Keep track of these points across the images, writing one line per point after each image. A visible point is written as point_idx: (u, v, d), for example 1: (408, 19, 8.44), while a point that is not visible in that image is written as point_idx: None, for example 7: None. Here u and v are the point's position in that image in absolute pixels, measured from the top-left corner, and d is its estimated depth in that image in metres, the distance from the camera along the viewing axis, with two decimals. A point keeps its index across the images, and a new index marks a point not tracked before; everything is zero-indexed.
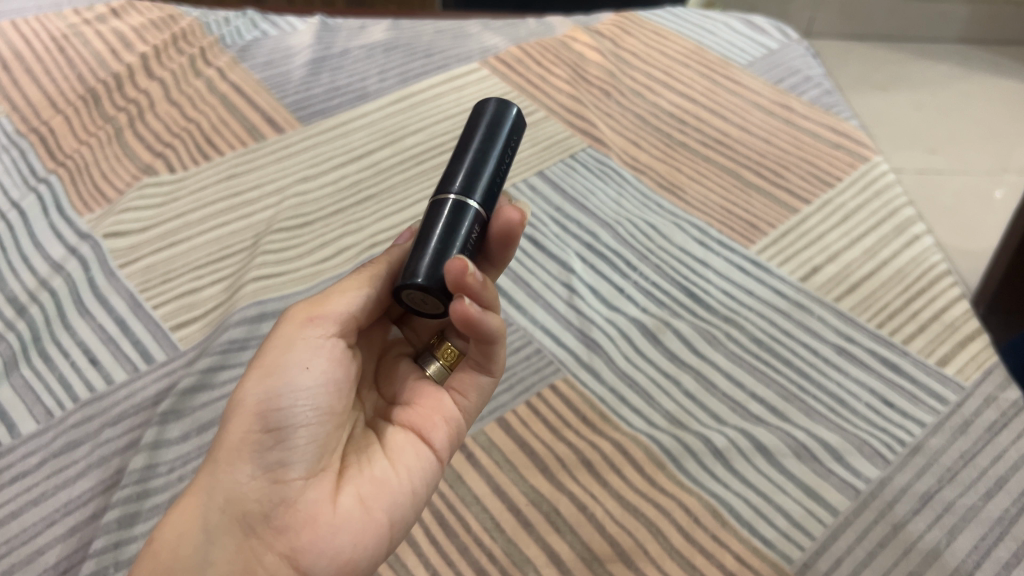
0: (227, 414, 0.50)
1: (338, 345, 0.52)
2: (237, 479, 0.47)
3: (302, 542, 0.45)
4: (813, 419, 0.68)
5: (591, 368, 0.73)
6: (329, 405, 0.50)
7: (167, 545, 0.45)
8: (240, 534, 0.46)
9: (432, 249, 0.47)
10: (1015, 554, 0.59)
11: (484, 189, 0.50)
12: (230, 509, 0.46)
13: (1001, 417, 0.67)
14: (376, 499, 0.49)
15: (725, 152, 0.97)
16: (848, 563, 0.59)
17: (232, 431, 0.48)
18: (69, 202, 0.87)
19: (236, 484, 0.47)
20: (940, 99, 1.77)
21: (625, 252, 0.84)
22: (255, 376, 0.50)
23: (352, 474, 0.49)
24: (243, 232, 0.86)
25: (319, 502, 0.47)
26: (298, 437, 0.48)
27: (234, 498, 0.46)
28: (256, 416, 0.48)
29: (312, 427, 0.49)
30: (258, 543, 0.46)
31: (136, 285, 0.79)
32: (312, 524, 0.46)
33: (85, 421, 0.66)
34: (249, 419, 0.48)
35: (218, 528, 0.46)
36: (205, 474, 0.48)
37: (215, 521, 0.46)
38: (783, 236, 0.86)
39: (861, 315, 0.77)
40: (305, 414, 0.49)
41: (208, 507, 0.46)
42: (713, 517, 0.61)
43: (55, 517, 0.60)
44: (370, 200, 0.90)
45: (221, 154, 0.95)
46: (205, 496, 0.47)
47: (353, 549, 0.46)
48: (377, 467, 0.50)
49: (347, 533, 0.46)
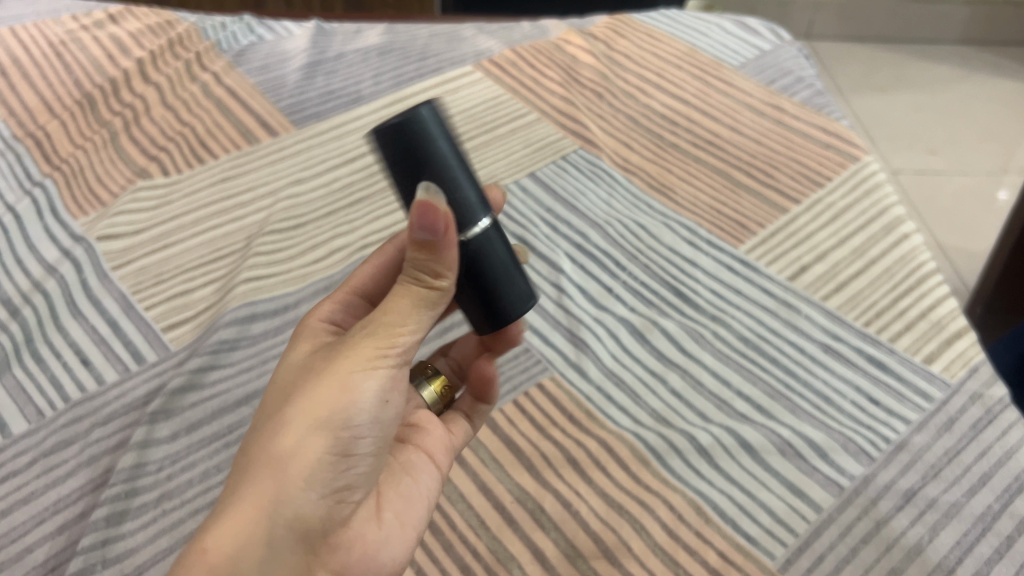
0: (288, 414, 0.44)
1: (403, 375, 0.49)
2: (306, 497, 0.43)
3: (350, 560, 0.46)
4: (798, 417, 0.69)
5: (578, 366, 0.74)
6: (385, 438, 0.49)
7: (225, 551, 0.40)
8: (300, 550, 0.43)
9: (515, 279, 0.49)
10: (997, 550, 0.59)
11: (475, 203, 0.46)
12: (295, 525, 0.43)
13: (986, 414, 0.68)
14: (406, 513, 0.51)
15: (716, 152, 0.97)
16: (831, 559, 0.59)
17: (304, 444, 0.44)
18: (64, 205, 0.88)
19: (303, 501, 0.43)
20: (939, 99, 1.77)
21: (615, 253, 0.85)
22: (333, 394, 0.45)
23: (387, 494, 0.51)
24: (236, 234, 0.87)
25: (367, 521, 0.48)
26: (357, 465, 0.47)
27: (302, 515, 0.43)
28: (332, 439, 0.45)
29: (367, 458, 0.48)
30: (313, 560, 0.44)
31: (129, 287, 0.80)
32: (359, 542, 0.47)
33: (76, 421, 0.67)
34: (324, 438, 0.44)
35: (284, 544, 0.42)
36: (267, 476, 0.43)
37: (283, 536, 0.42)
38: (772, 235, 0.86)
39: (848, 313, 0.77)
40: (369, 446, 0.47)
41: (274, 518, 0.42)
42: (696, 515, 0.62)
43: (44, 515, 0.61)
44: (363, 201, 0.91)
45: (215, 158, 0.96)
46: (271, 505, 0.42)
47: (390, 565, 0.49)
48: (404, 483, 0.52)
49: (385, 549, 0.48)
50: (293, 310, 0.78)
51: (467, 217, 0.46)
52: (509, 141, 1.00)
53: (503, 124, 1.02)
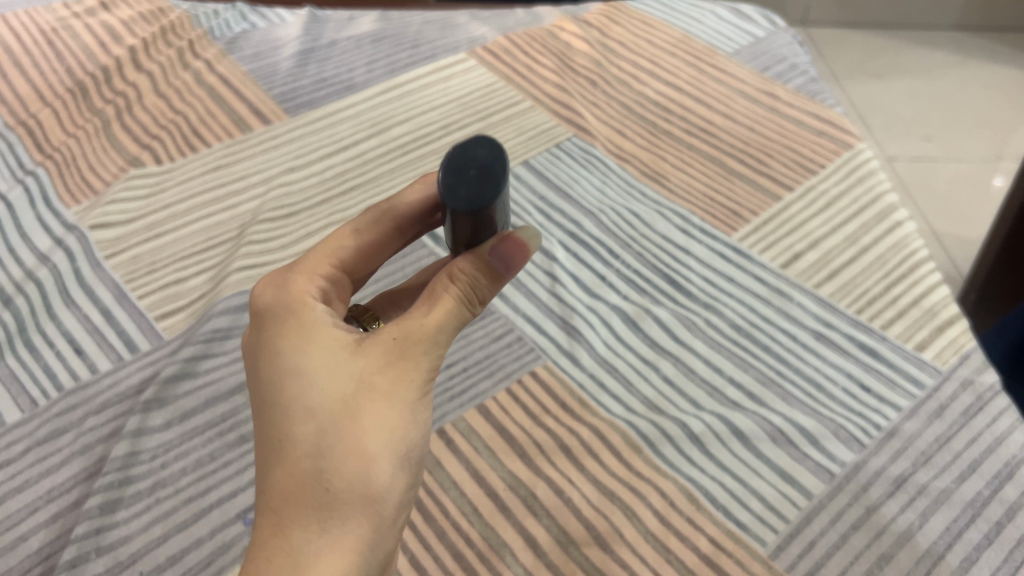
0: (372, 447, 0.44)
1: None
2: (390, 528, 0.45)
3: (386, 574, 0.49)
4: (790, 403, 0.69)
5: (571, 355, 0.74)
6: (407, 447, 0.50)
7: None
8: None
9: None
10: (986, 535, 0.59)
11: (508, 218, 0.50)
12: (381, 555, 0.44)
13: (977, 401, 0.68)
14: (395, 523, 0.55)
15: (710, 140, 0.97)
16: (822, 545, 0.59)
17: (390, 479, 0.44)
18: (56, 194, 0.88)
19: (388, 532, 0.45)
20: (935, 86, 1.76)
21: (608, 241, 0.85)
22: (404, 423, 0.45)
23: None
24: (229, 222, 0.87)
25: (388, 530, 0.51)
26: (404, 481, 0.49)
27: (385, 544, 0.45)
28: (406, 467, 0.46)
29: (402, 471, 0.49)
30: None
31: (122, 276, 0.80)
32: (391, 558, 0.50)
33: (69, 410, 0.67)
34: (402, 469, 0.45)
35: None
36: (364, 514, 0.43)
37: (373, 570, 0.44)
38: (765, 223, 0.86)
39: (840, 300, 0.77)
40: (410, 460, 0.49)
41: (369, 554, 0.43)
42: (688, 501, 0.62)
43: (38, 504, 0.61)
44: (356, 189, 0.91)
45: (208, 146, 0.96)
46: (369, 543, 0.43)
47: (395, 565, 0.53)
48: None
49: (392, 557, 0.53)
50: None
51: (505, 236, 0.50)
52: (502, 129, 1.00)
53: (497, 111, 1.02)
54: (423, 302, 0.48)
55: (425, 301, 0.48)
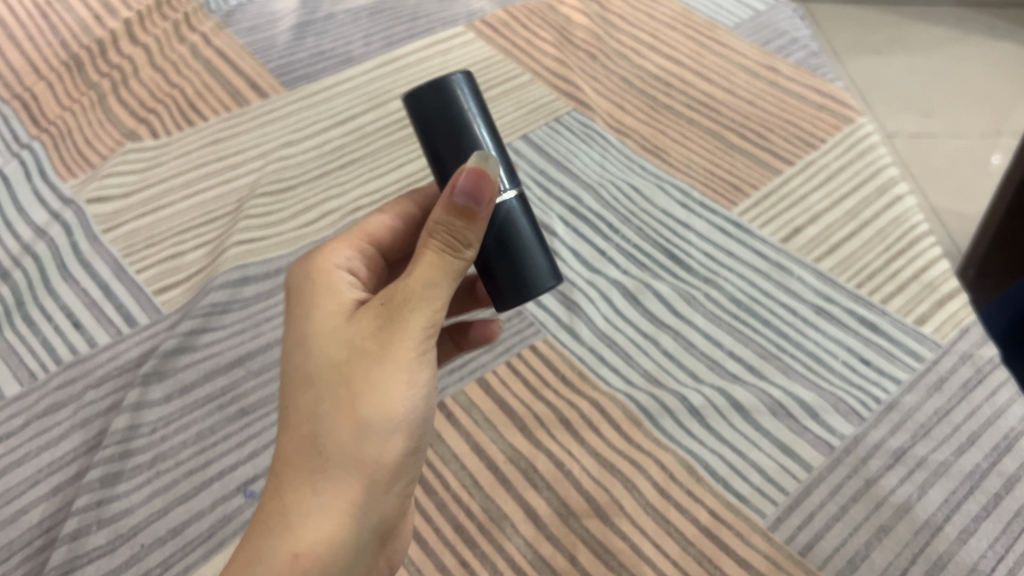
0: (365, 412, 0.42)
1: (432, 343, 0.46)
2: (385, 492, 0.45)
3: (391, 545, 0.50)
4: (790, 377, 0.69)
5: (571, 329, 0.74)
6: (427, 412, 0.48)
7: (321, 556, 0.41)
8: (375, 538, 0.45)
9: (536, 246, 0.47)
10: (985, 507, 0.60)
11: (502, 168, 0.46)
12: (376, 519, 0.44)
13: (976, 374, 0.68)
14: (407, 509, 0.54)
15: (710, 114, 0.97)
16: (820, 517, 0.60)
17: (383, 445, 0.43)
18: (53, 168, 0.88)
19: (383, 497, 0.44)
20: (936, 61, 1.75)
21: (607, 215, 0.84)
22: (400, 386, 0.43)
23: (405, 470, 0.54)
24: (227, 196, 0.86)
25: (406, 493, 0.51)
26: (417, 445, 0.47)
27: (381, 508, 0.45)
28: (405, 433, 0.44)
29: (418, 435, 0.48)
30: (380, 542, 0.46)
31: (120, 250, 0.79)
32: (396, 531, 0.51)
33: (68, 383, 0.67)
34: (399, 434, 0.44)
35: (365, 538, 0.44)
36: (355, 479, 0.42)
37: (366, 534, 0.44)
38: (766, 197, 0.86)
39: (841, 274, 0.77)
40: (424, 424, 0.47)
41: (361, 518, 0.43)
42: (687, 474, 0.62)
43: (39, 477, 0.61)
44: (355, 163, 0.90)
45: (205, 120, 0.95)
46: (360, 507, 0.43)
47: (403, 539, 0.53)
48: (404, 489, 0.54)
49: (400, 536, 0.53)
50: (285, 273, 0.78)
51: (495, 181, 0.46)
52: (501, 103, 0.99)
53: (496, 85, 1.01)
54: (410, 261, 0.45)
55: (411, 259, 0.45)
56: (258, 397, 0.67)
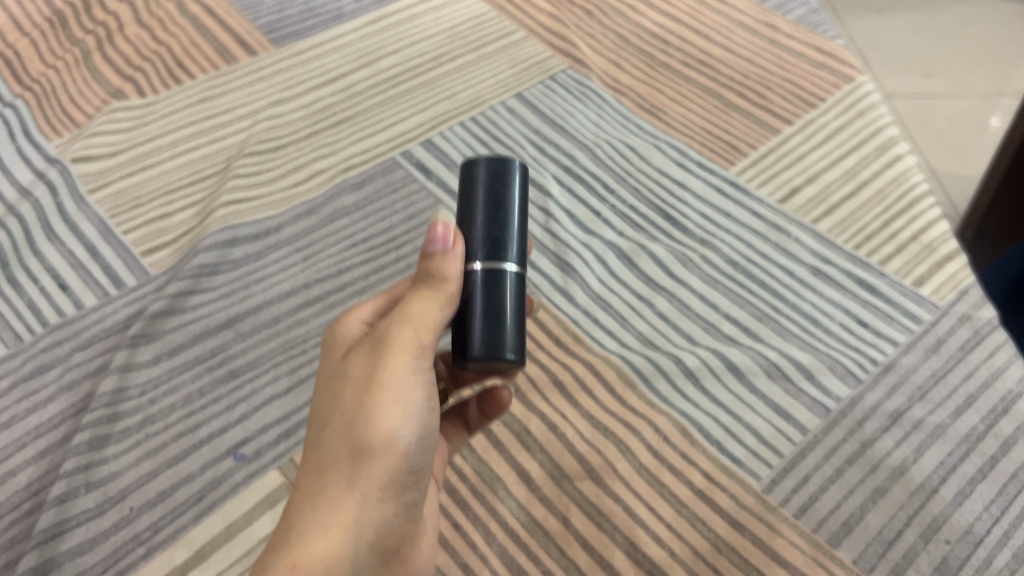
0: (357, 432, 0.41)
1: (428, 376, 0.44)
2: (384, 513, 0.41)
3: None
4: (786, 339, 0.68)
5: (565, 291, 0.73)
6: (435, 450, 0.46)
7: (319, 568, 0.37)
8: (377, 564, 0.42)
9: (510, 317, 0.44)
10: (981, 469, 0.59)
11: (513, 247, 0.46)
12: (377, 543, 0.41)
13: (974, 335, 0.67)
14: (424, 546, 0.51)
15: (708, 73, 0.95)
16: (816, 479, 0.59)
17: (379, 462, 0.41)
18: (37, 127, 0.86)
19: (383, 519, 0.41)
20: (937, 19, 1.71)
21: (603, 175, 0.83)
22: (391, 404, 0.41)
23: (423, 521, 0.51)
24: (215, 155, 0.84)
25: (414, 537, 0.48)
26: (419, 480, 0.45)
27: (382, 532, 0.41)
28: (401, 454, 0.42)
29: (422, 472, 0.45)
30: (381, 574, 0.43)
31: (106, 211, 0.78)
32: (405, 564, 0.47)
33: (55, 345, 0.66)
34: (394, 454, 0.42)
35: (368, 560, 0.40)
36: (350, 495, 0.40)
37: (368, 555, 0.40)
38: (764, 157, 0.84)
39: (839, 235, 0.76)
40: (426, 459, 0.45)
41: (360, 535, 0.39)
42: (682, 436, 0.62)
43: (26, 440, 0.61)
44: (346, 123, 0.88)
45: (192, 78, 0.93)
46: (358, 523, 0.40)
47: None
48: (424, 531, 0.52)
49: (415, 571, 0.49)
50: (274, 234, 0.77)
51: (495, 248, 0.45)
52: (495, 61, 0.97)
53: (490, 43, 0.99)
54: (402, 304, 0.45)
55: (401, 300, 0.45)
56: (248, 359, 0.66)
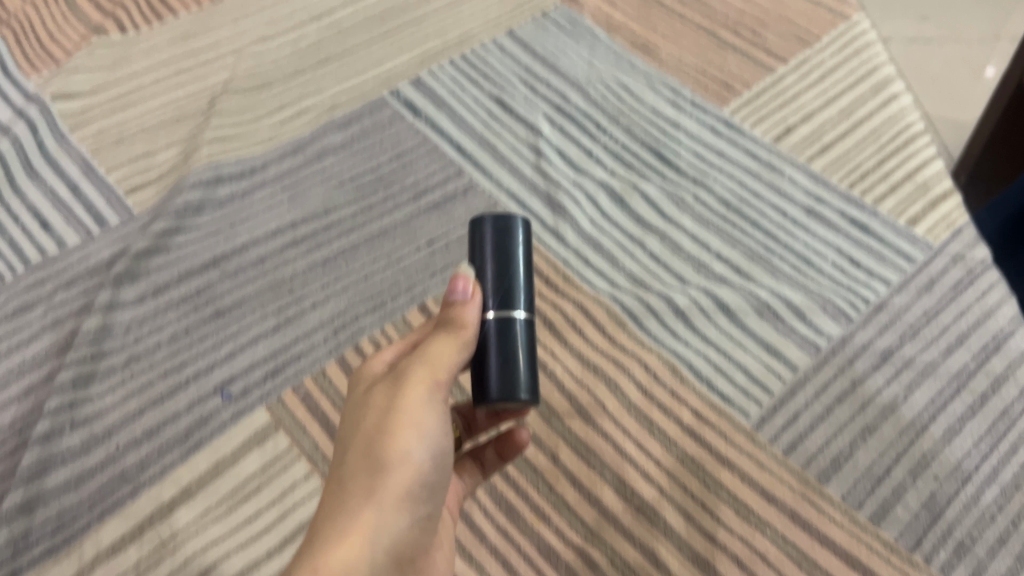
0: (375, 453, 0.40)
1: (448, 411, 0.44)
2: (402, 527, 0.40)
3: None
4: (778, 278, 0.68)
5: (556, 231, 0.72)
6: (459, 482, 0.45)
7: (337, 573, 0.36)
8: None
9: (523, 358, 0.43)
10: (970, 407, 0.59)
11: (521, 294, 0.45)
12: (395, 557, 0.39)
13: (967, 274, 0.67)
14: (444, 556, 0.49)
15: (702, 9, 0.92)
16: (806, 417, 0.59)
17: (396, 478, 0.40)
18: (15, 64, 0.84)
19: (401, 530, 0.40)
20: None
21: (595, 114, 0.82)
22: (409, 428, 0.41)
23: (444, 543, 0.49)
24: (198, 93, 0.82)
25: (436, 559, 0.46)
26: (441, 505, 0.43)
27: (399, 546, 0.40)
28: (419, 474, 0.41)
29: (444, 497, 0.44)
30: None
31: (88, 148, 0.77)
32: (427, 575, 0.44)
33: (38, 284, 0.67)
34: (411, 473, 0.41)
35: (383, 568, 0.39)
36: (369, 507, 0.39)
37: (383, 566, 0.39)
38: (759, 96, 0.83)
39: (833, 175, 0.75)
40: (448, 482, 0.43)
41: (377, 544, 0.38)
42: (671, 375, 0.62)
43: (10, 378, 0.61)
44: (332, 60, 0.86)
45: (173, 13, 0.90)
46: (376, 534, 0.38)
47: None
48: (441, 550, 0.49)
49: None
50: (259, 173, 0.75)
51: (505, 296, 0.44)
52: None
53: None
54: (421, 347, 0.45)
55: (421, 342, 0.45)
56: (234, 298, 0.66)
